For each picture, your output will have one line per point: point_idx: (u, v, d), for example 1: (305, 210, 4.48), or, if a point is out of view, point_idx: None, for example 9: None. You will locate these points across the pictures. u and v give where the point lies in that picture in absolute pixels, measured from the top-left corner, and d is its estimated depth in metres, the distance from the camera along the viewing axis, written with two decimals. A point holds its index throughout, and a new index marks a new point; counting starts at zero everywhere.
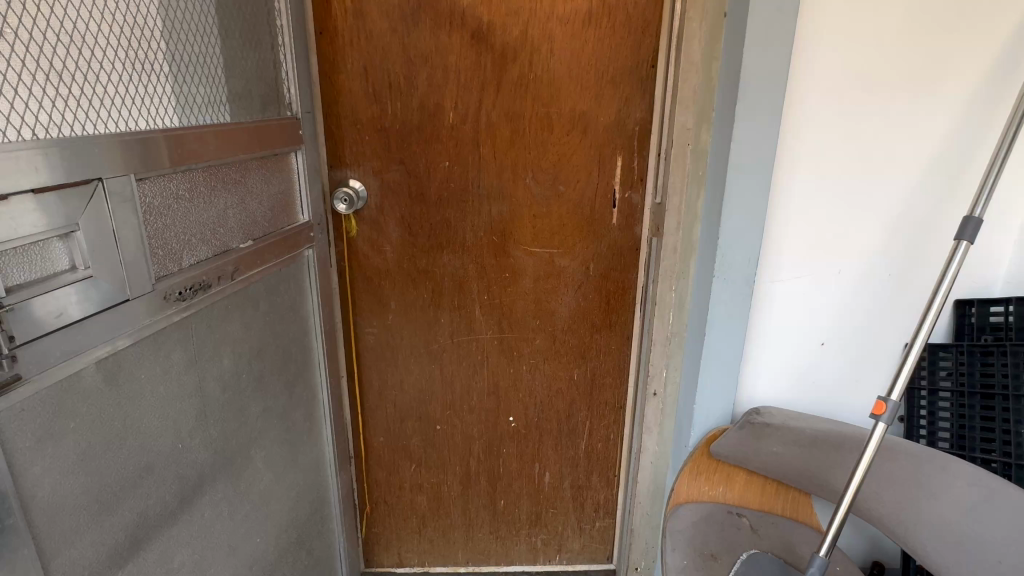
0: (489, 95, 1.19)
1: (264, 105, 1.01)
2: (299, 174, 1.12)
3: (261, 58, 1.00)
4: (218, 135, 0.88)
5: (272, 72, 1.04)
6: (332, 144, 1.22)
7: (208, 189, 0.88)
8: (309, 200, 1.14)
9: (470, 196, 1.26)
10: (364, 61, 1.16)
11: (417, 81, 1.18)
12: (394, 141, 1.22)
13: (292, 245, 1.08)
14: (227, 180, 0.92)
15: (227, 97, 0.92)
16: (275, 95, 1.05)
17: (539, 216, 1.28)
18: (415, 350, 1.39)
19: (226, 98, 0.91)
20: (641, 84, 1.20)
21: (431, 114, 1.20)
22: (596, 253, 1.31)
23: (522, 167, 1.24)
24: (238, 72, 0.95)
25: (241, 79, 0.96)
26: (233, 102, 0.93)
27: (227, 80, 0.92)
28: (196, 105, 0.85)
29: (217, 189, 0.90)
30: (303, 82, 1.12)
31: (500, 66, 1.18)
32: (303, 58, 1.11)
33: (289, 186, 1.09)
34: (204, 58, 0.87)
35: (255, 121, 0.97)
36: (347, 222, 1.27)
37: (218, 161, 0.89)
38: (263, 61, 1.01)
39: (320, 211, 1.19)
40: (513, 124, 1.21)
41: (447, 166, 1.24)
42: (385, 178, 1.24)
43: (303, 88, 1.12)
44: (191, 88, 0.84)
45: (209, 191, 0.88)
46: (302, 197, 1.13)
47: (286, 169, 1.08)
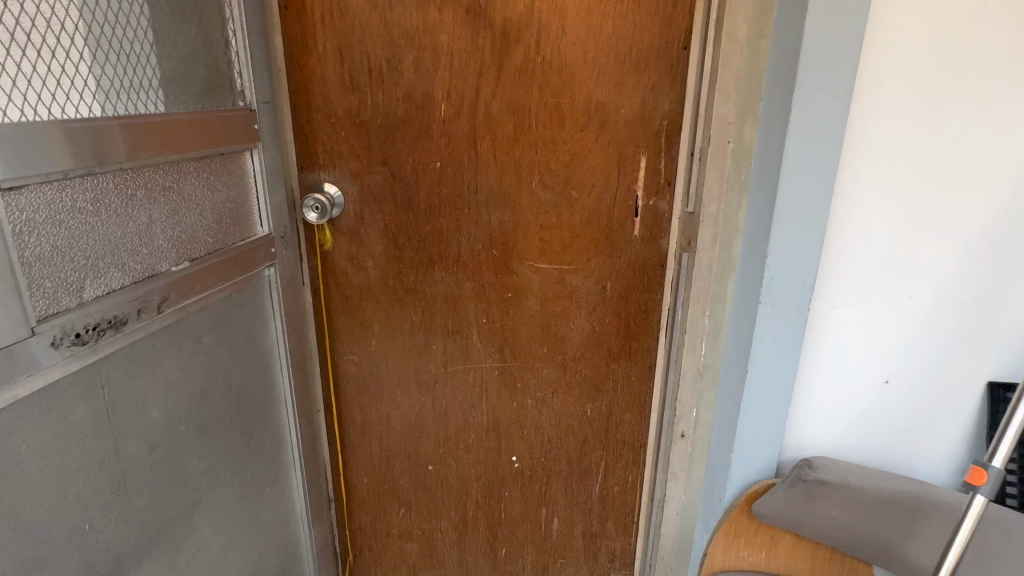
0: (488, 85, 1.00)
1: (203, 92, 0.81)
2: (259, 178, 0.91)
3: (193, 32, 0.80)
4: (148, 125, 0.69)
5: (213, 51, 0.83)
6: (302, 141, 1.03)
7: (124, 197, 0.68)
8: (273, 210, 0.94)
9: (467, 203, 1.07)
10: (338, 43, 0.97)
11: (401, 66, 0.99)
12: (377, 137, 1.03)
13: (246, 266, 0.88)
14: (153, 187, 0.72)
15: (143, 80, 0.71)
16: (220, 80, 0.84)
17: (548, 226, 1.08)
18: (403, 381, 1.19)
19: (138, 81, 0.71)
20: (671, 70, 0.99)
21: (419, 106, 1.01)
22: (615, 268, 1.11)
23: (527, 169, 1.05)
24: (170, 51, 0.76)
25: (177, 60, 0.77)
26: (153, 87, 0.73)
27: (157, 63, 0.74)
28: (89, 88, 0.64)
29: (138, 197, 0.70)
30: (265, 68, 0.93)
31: (500, 49, 0.98)
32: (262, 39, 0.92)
33: (244, 192, 0.89)
34: (99, 27, 0.66)
35: (191, 113, 0.76)
36: (321, 234, 1.08)
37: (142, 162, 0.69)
38: (207, 40, 0.82)
39: (287, 222, 0.99)
40: (517, 119, 1.02)
41: (439, 167, 1.04)
42: (365, 182, 1.05)
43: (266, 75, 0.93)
44: (75, 64, 0.63)
45: (125, 202, 0.68)
46: (261, 205, 0.92)
47: (241, 170, 0.88)
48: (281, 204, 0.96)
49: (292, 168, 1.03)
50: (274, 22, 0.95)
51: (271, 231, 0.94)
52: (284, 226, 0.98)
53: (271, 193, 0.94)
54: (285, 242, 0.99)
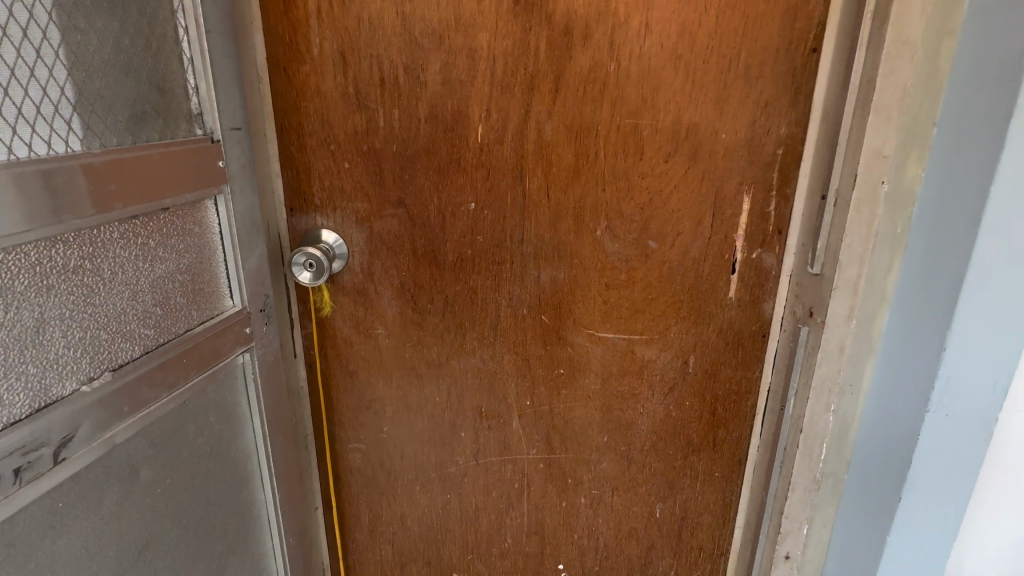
0: (542, 101, 0.74)
1: (136, 118, 0.54)
2: (227, 234, 0.64)
3: (121, 29, 0.53)
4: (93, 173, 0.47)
5: (155, 57, 0.56)
6: (292, 175, 0.77)
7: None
8: (246, 275, 0.67)
9: (509, 256, 0.81)
10: (339, 44, 0.72)
11: (424, 76, 0.73)
12: (391, 170, 0.77)
13: (205, 361, 0.62)
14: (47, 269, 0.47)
15: (27, 104, 0.45)
16: (165, 99, 0.57)
17: (615, 285, 0.82)
18: (422, 475, 0.94)
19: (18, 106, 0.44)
20: (792, 80, 0.73)
21: (449, 128, 0.75)
22: (700, 338, 0.85)
23: (591, 212, 0.78)
24: (93, 56, 0.51)
25: (104, 69, 0.52)
26: (47, 114, 0.46)
27: (70, 72, 0.49)
28: None
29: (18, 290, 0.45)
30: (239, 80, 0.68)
31: (559, 52, 0.72)
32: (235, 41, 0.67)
33: (204, 253, 0.63)
34: None
35: (110, 150, 0.50)
36: (316, 295, 0.82)
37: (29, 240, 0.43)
38: (156, 40, 0.57)
39: (270, 288, 0.71)
40: (580, 146, 0.76)
41: (474, 209, 0.79)
42: (375, 228, 0.80)
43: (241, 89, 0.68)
44: None
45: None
46: (228, 270, 0.66)
47: (201, 223, 0.62)
48: (261, 265, 0.69)
49: (279, 211, 0.79)
50: (254, 17, 0.70)
51: (244, 307, 0.67)
52: (265, 295, 0.71)
53: (245, 252, 0.66)
54: (266, 318, 0.71)
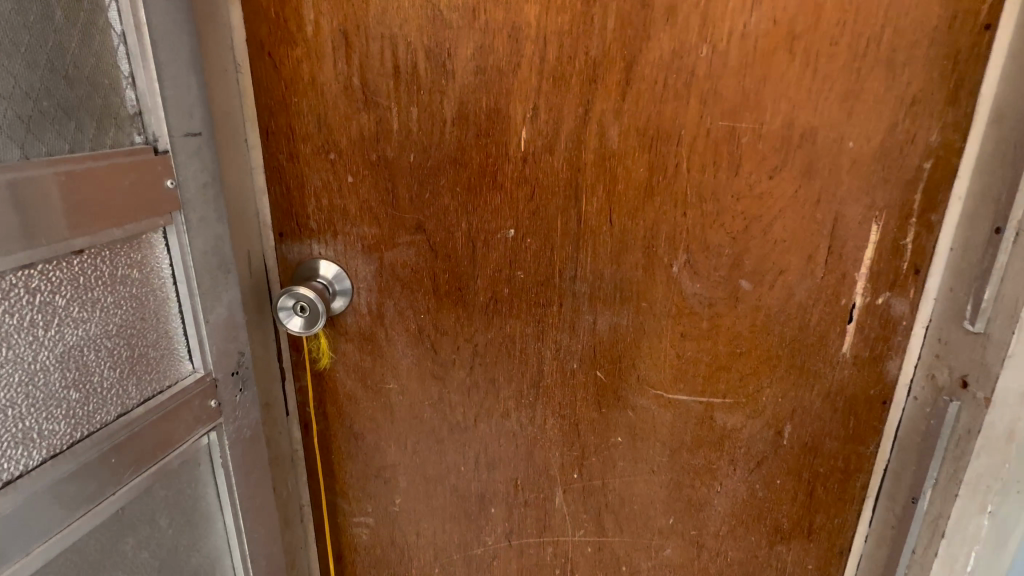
0: (607, 97, 0.55)
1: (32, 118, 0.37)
2: (184, 278, 0.47)
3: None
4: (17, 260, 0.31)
5: (63, 30, 0.39)
6: (281, 192, 0.60)
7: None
8: (213, 330, 0.50)
9: (556, 297, 0.63)
10: (339, 21, 0.54)
11: (452, 63, 0.55)
12: (408, 186, 0.59)
13: (144, 456, 0.45)
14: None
15: None
16: (83, 90, 0.40)
17: (693, 336, 0.64)
18: (442, 556, 0.76)
19: None
20: (953, 68, 0.53)
21: (483, 132, 0.57)
22: (800, 404, 0.66)
23: (665, 242, 0.60)
24: None
25: None
26: None
27: None
28: None
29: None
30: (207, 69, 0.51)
31: (633, 31, 0.53)
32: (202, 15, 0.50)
33: (147, 305, 0.46)
34: None
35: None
36: (311, 345, 0.66)
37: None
38: (81, 7, 0.40)
39: (248, 343, 0.54)
40: (655, 157, 0.57)
41: (514, 237, 0.61)
42: (386, 259, 0.62)
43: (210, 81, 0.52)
44: None
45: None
46: (185, 324, 0.49)
47: (141, 264, 0.45)
48: (235, 313, 0.52)
49: (267, 237, 0.62)
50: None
51: (210, 371, 0.50)
52: (240, 352, 0.53)
53: (210, 300, 0.49)
54: (241, 383, 0.53)
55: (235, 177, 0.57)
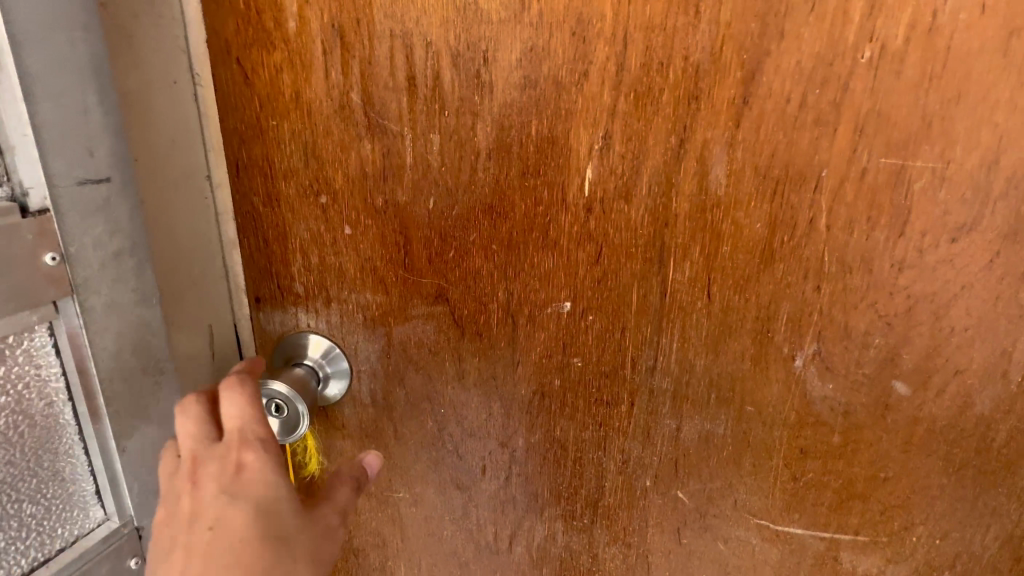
0: (714, 122, 0.38)
1: None
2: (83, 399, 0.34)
3: None
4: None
5: None
6: (257, 246, 0.45)
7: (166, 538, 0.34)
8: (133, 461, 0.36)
9: (625, 395, 0.46)
10: (332, 14, 0.38)
11: (490, 72, 0.39)
12: (426, 241, 0.43)
13: None
14: (234, 462, 0.35)
15: None
16: None
17: (816, 452, 0.46)
18: None
19: None
20: None
21: (532, 169, 0.40)
22: (968, 551, 0.47)
23: (786, 325, 0.42)
24: None
25: None
26: None
27: None
28: None
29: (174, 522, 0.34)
30: (144, 84, 0.36)
31: (759, 24, 0.36)
32: (138, 7, 0.35)
33: (31, 429, 0.34)
34: None
35: None
36: (296, 445, 0.51)
37: (271, 518, 0.34)
38: None
39: None
40: (780, 207, 0.40)
41: (570, 313, 0.44)
42: (396, 336, 0.46)
43: (149, 100, 0.37)
44: None
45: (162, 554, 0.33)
46: (89, 454, 0.36)
47: (20, 378, 0.33)
48: (171, 430, 0.38)
49: (240, 303, 0.47)
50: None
51: (129, 518, 0.37)
52: None
53: (125, 419, 0.35)
54: None
55: (190, 229, 0.42)
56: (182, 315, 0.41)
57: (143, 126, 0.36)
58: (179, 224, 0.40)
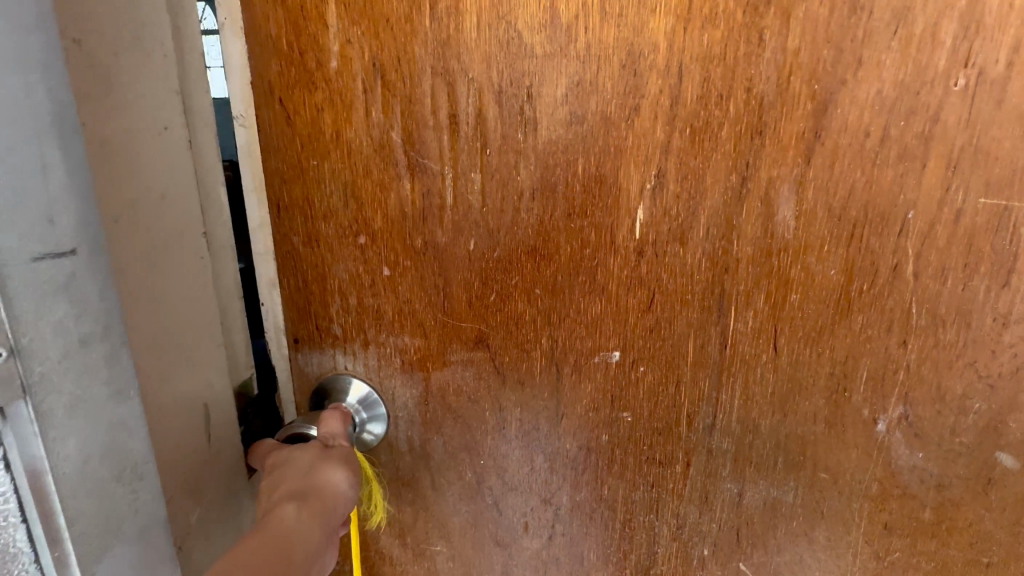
0: (780, 158, 0.34)
1: None
2: (38, 515, 0.28)
3: None
4: (330, 505, 0.38)
5: None
6: (296, 287, 0.44)
7: None
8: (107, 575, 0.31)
9: (681, 454, 0.42)
10: (374, 53, 0.37)
11: (533, 110, 0.37)
12: (467, 284, 0.41)
13: None
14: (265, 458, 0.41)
15: None
16: None
17: (903, 530, 0.40)
18: None
19: None
20: None
21: (579, 210, 0.38)
22: None
23: (866, 384, 0.37)
24: None
25: None
26: None
27: None
28: None
29: None
30: (126, 124, 0.32)
31: (832, 51, 0.32)
32: (120, 40, 0.32)
33: None
34: None
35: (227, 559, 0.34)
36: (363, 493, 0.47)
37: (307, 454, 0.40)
38: None
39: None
40: (858, 253, 0.35)
41: (620, 363, 0.40)
42: (435, 382, 0.44)
43: (135, 143, 0.33)
44: None
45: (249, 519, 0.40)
46: None
47: None
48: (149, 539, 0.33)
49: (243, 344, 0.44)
50: (235, 10, 0.38)
51: None
52: None
53: (90, 534, 0.30)
54: None
55: (187, 285, 0.38)
56: (175, 392, 0.37)
57: (128, 181, 0.32)
58: (171, 281, 0.36)
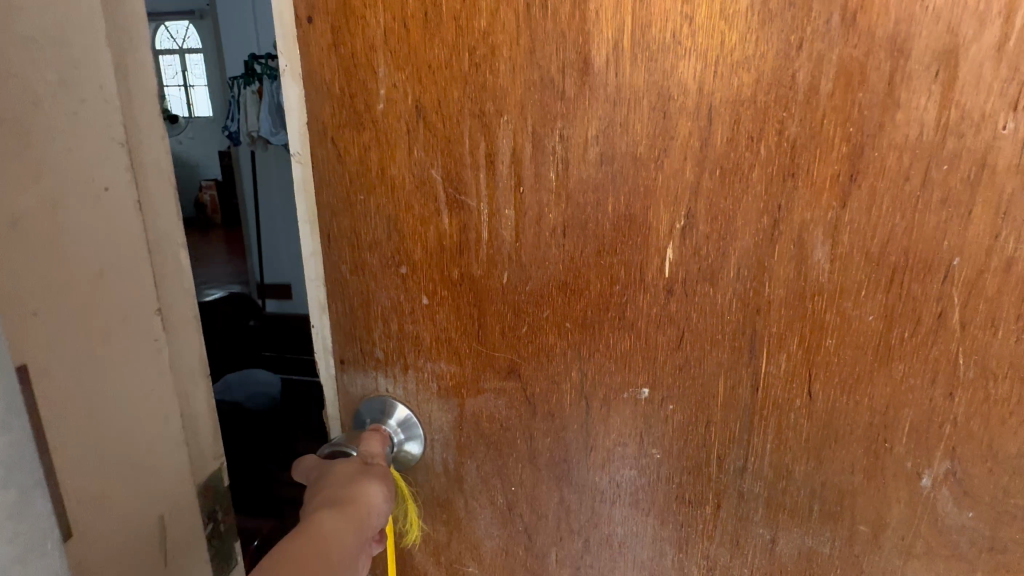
0: (814, 201, 0.34)
1: None
2: None
3: None
4: (368, 516, 0.40)
5: None
6: (343, 312, 0.47)
7: None
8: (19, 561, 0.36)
9: (710, 496, 0.41)
10: (416, 96, 0.40)
11: (565, 151, 0.38)
12: (500, 315, 0.42)
13: None
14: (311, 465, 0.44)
15: None
16: None
17: None
18: None
19: None
20: None
21: (609, 248, 0.38)
22: None
23: (909, 437, 0.36)
24: None
25: None
26: None
27: None
28: None
29: None
30: (51, 197, 0.36)
31: (868, 94, 0.31)
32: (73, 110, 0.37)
33: None
34: None
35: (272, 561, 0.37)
36: (398, 513, 0.49)
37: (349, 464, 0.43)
38: None
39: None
40: (899, 299, 0.34)
41: (648, 400, 0.40)
42: (469, 408, 0.45)
43: (63, 216, 0.36)
44: None
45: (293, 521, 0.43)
46: None
47: None
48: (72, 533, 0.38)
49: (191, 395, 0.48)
50: (295, 58, 0.42)
51: None
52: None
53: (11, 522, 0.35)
54: None
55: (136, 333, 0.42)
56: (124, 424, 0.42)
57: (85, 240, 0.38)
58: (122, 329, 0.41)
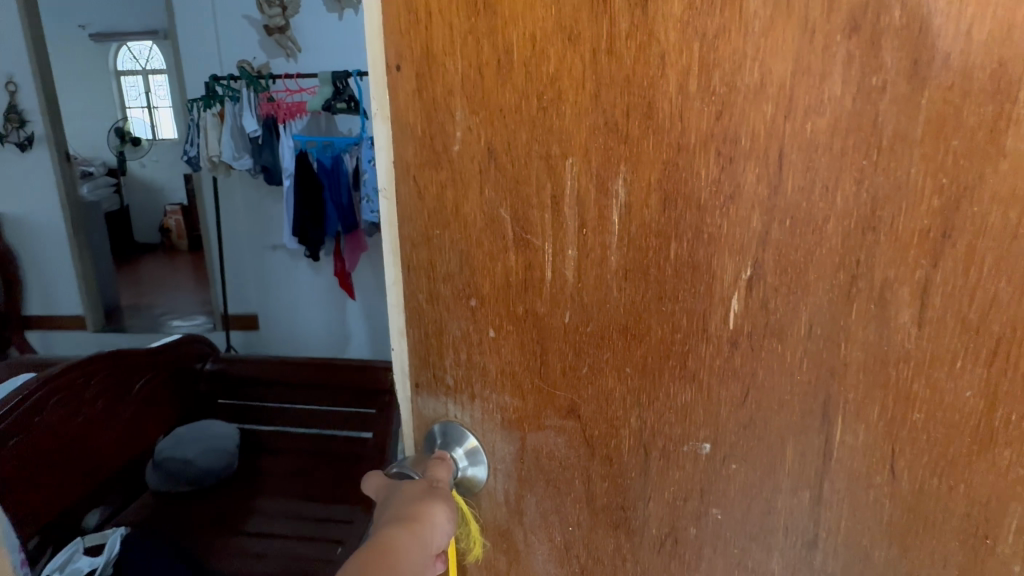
0: (899, 258, 0.30)
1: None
2: None
3: None
4: (432, 536, 0.42)
5: None
6: (420, 338, 0.49)
7: None
8: None
9: (777, 568, 0.38)
10: (489, 138, 0.41)
11: (627, 194, 0.37)
12: (562, 353, 0.42)
13: None
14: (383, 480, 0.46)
15: None
16: None
17: None
18: None
19: None
20: None
21: (669, 295, 0.37)
22: None
23: (1016, 537, 0.31)
24: None
25: None
26: None
27: None
28: None
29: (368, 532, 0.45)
30: None
31: (966, 142, 0.28)
32: None
33: None
34: None
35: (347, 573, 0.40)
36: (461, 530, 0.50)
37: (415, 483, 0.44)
38: None
39: None
40: (1003, 376, 0.29)
41: (709, 456, 0.38)
42: (530, 443, 0.46)
43: None
44: None
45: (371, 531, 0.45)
46: None
47: None
48: None
49: None
50: (383, 103, 0.45)
51: None
52: None
53: None
54: None
55: None
56: None
57: None
58: None
